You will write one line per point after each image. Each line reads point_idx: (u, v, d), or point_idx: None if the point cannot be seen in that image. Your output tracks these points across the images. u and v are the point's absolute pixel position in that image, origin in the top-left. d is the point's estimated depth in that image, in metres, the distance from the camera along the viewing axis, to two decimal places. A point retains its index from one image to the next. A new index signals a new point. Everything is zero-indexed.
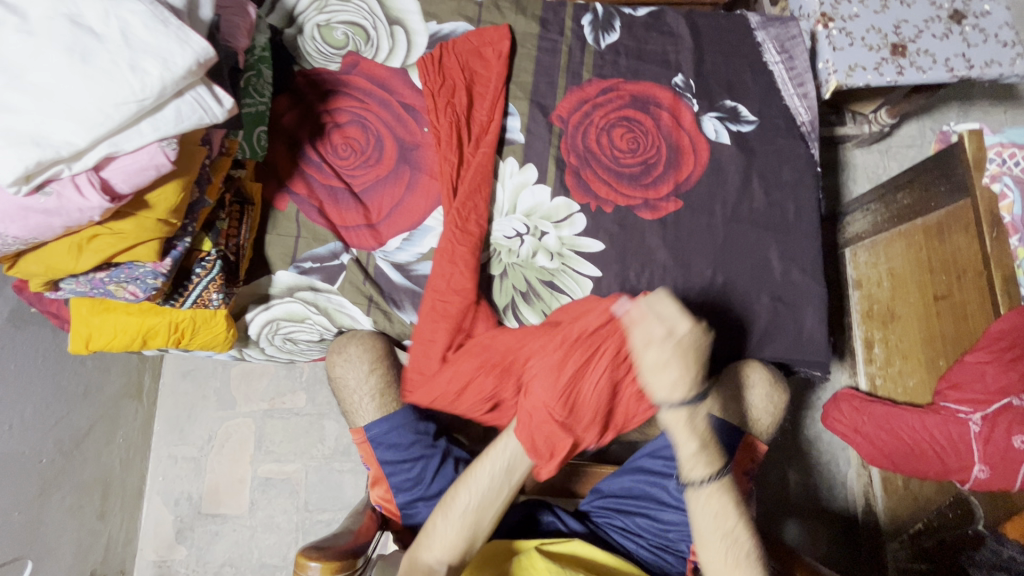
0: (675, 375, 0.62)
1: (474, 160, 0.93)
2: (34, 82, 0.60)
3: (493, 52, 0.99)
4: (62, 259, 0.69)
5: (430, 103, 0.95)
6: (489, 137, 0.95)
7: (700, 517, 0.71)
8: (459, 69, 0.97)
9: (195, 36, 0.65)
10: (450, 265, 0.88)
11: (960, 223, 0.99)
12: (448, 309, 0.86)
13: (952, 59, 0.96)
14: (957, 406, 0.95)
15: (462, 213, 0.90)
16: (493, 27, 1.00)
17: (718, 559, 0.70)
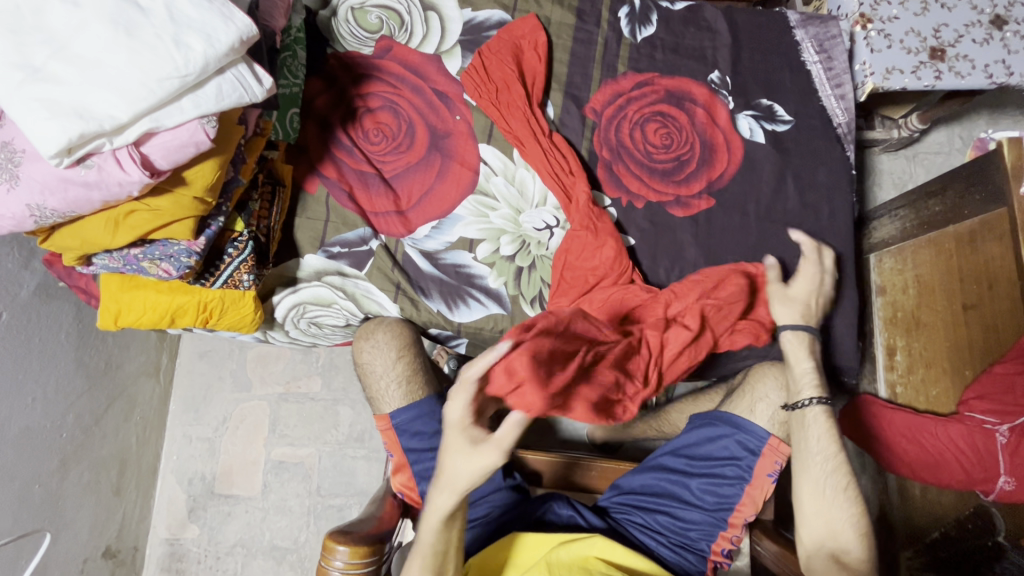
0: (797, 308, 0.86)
1: (559, 155, 0.92)
2: (80, 55, 0.60)
3: (529, 44, 0.98)
4: (99, 233, 0.69)
5: (483, 97, 0.94)
6: (556, 136, 0.94)
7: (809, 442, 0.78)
8: (501, 58, 0.95)
9: (239, 14, 0.66)
10: (595, 240, 0.88)
11: (995, 231, 0.98)
12: (593, 273, 0.88)
13: (993, 65, 0.94)
14: (982, 416, 0.95)
15: (571, 190, 0.91)
16: (522, 19, 0.98)
17: (823, 503, 0.75)
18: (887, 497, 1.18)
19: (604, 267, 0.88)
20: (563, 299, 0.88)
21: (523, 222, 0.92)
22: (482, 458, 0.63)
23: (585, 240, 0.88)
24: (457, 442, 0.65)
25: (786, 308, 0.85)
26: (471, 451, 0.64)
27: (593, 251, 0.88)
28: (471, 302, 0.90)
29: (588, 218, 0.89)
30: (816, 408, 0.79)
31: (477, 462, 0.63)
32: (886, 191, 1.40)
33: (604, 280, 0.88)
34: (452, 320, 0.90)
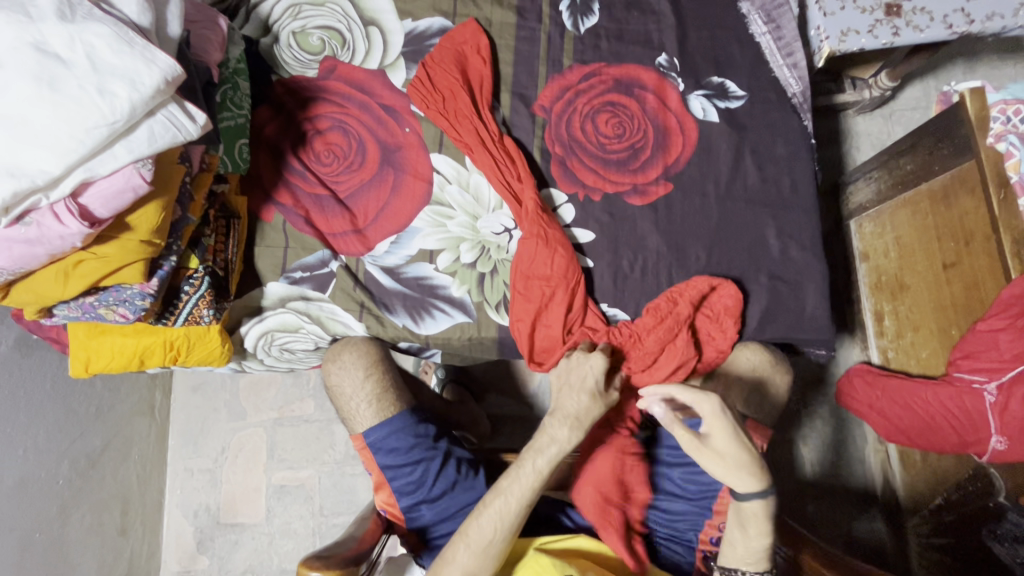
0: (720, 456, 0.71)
1: (507, 161, 0.91)
2: (5, 114, 0.60)
3: (471, 48, 0.97)
4: (51, 286, 0.70)
5: (427, 108, 0.93)
6: (507, 141, 0.93)
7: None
8: (445, 66, 0.95)
9: (161, 54, 0.65)
10: (546, 249, 0.86)
11: (968, 184, 0.95)
12: (547, 291, 0.87)
13: (950, 15, 0.92)
14: (971, 376, 0.92)
15: (519, 195, 0.90)
16: (462, 25, 0.98)
17: None
18: (889, 464, 1.16)
19: (556, 276, 0.87)
20: (523, 322, 0.87)
21: (481, 228, 0.92)
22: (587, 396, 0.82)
23: (536, 247, 0.87)
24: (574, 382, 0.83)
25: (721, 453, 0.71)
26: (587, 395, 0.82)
27: (545, 259, 0.86)
28: (436, 314, 0.90)
29: (539, 223, 0.88)
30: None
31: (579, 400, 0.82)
32: (864, 153, 1.36)
33: (558, 290, 0.87)
34: (419, 332, 0.90)
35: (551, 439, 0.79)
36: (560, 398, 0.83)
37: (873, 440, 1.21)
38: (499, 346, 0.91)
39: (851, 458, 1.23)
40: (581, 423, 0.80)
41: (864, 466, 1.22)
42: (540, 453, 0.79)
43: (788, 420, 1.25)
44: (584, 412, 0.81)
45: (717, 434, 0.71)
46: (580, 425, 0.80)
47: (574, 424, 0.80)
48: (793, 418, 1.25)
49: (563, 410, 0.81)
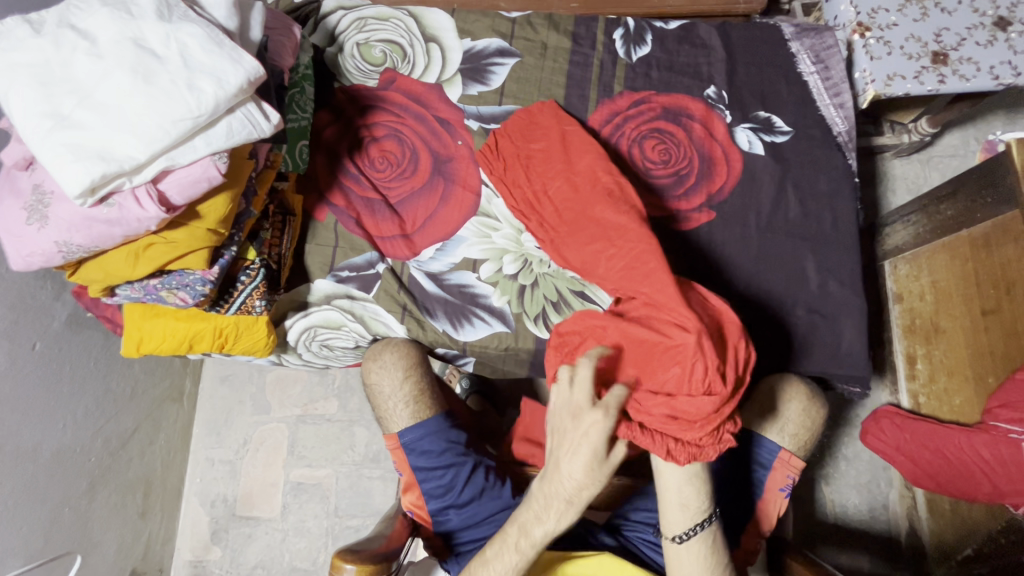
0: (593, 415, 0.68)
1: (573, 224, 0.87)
2: (101, 102, 0.64)
3: (545, 128, 0.97)
4: (121, 266, 0.74)
5: (492, 132, 0.97)
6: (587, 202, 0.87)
7: (686, 559, 0.74)
8: (514, 149, 0.96)
9: (247, 56, 0.69)
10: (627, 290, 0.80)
11: (1011, 233, 0.94)
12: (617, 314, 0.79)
13: (997, 67, 0.93)
14: (1009, 426, 0.90)
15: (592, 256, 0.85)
16: (539, 104, 0.99)
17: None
18: (915, 512, 1.15)
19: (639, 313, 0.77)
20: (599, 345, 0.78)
21: (525, 242, 0.94)
22: (580, 453, 0.68)
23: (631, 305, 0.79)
24: (578, 439, 0.68)
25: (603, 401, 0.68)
26: (577, 452, 0.68)
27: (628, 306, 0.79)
28: (475, 321, 0.92)
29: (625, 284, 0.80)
30: (700, 530, 0.74)
31: (573, 452, 0.69)
32: (901, 196, 1.36)
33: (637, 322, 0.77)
34: (457, 338, 0.92)
35: (539, 518, 0.72)
36: (557, 470, 0.71)
37: (899, 485, 1.19)
38: (533, 358, 0.92)
39: (875, 502, 1.21)
40: (575, 506, 0.71)
41: (888, 512, 1.20)
42: (528, 537, 0.73)
43: (813, 457, 1.24)
44: (577, 492, 0.70)
45: (602, 402, 0.68)
46: (575, 507, 0.71)
47: (566, 507, 0.71)
48: (818, 455, 1.24)
49: (561, 494, 0.71)
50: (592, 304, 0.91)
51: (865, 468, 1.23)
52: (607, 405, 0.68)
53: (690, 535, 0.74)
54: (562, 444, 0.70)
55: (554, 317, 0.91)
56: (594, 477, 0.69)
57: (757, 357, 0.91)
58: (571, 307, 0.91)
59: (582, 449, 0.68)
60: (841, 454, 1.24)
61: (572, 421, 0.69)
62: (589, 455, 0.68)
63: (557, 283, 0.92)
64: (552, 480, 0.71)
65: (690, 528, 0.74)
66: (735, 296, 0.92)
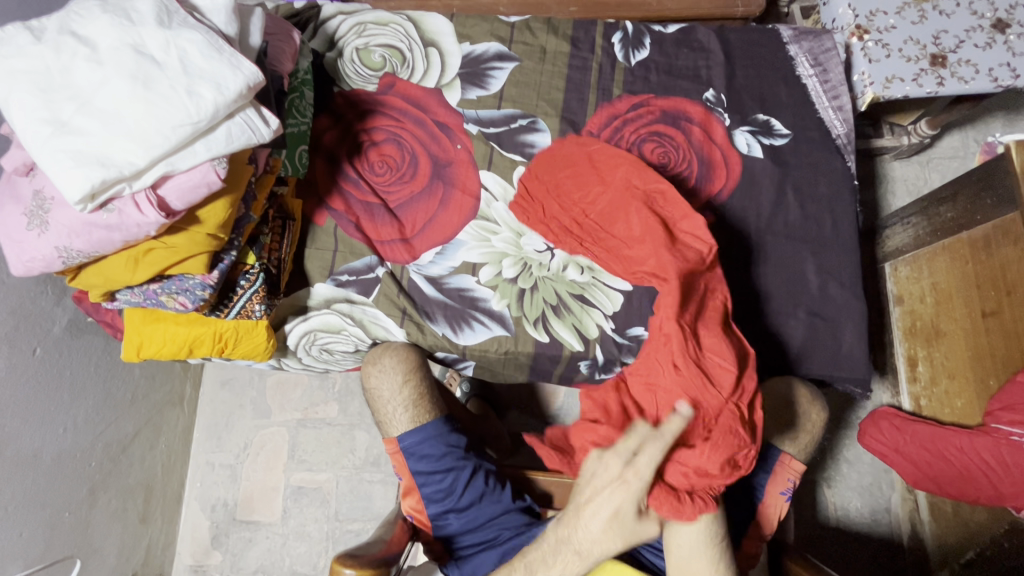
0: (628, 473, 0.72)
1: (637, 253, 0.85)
2: (100, 109, 0.65)
3: (565, 157, 0.96)
4: (121, 271, 0.74)
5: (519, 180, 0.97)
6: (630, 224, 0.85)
7: (683, 539, 0.74)
8: (544, 188, 0.95)
9: (246, 62, 0.69)
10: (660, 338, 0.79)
11: (1011, 235, 0.94)
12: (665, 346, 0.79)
13: (996, 68, 0.93)
14: (1010, 428, 0.90)
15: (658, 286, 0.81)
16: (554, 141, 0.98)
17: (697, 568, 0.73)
18: (918, 515, 1.15)
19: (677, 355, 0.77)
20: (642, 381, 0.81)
21: (524, 245, 0.94)
22: (607, 505, 0.72)
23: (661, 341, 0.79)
24: (609, 492, 0.72)
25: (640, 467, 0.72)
26: (605, 504, 0.72)
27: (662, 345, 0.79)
28: (475, 325, 0.92)
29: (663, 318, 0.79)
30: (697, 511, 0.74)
31: (600, 504, 0.72)
32: (901, 198, 1.36)
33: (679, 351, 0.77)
34: (457, 342, 0.92)
35: (545, 563, 0.74)
36: (575, 524, 0.73)
37: (901, 487, 1.19)
38: (533, 362, 0.92)
39: (877, 505, 1.21)
40: (586, 559, 0.72)
41: (891, 515, 1.20)
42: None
43: (813, 459, 1.24)
44: (593, 548, 0.72)
45: (637, 462, 0.72)
46: (586, 563, 0.72)
47: (576, 559, 0.73)
48: (820, 458, 1.24)
49: (573, 543, 0.73)
50: (591, 308, 0.91)
51: (867, 471, 1.22)
52: (643, 464, 0.72)
53: (688, 515, 0.74)
54: (587, 497, 0.74)
55: (553, 320, 0.92)
56: (613, 535, 0.72)
57: (757, 360, 0.91)
58: (571, 310, 0.91)
59: (610, 503, 0.72)
60: (842, 456, 1.24)
61: (605, 476, 0.73)
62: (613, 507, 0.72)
63: (557, 287, 0.92)
64: (571, 532, 0.73)
65: (687, 508, 0.74)
66: (734, 299, 0.92)
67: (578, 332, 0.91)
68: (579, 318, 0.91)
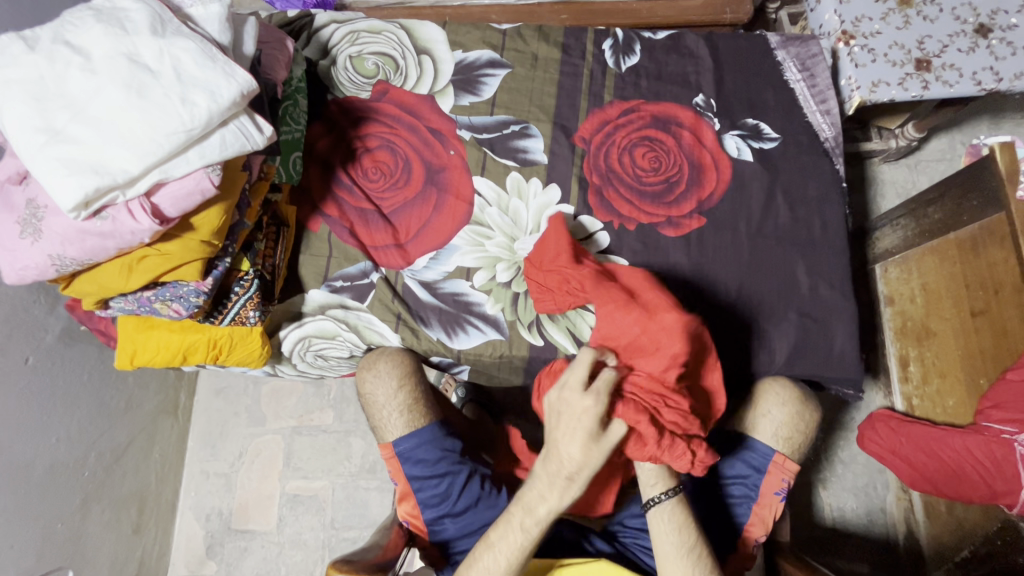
0: (588, 402, 0.70)
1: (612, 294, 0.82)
2: (94, 117, 0.65)
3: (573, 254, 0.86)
4: (114, 279, 0.74)
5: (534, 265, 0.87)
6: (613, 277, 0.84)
7: (660, 528, 0.77)
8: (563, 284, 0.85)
9: (240, 70, 0.69)
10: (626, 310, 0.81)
11: (997, 236, 0.95)
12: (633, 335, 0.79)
13: (980, 72, 0.95)
14: (1001, 426, 0.91)
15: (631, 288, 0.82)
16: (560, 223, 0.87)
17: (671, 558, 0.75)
18: (912, 515, 1.15)
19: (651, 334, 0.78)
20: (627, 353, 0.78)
21: (517, 249, 0.95)
22: (584, 424, 0.70)
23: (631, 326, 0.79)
24: (578, 413, 0.71)
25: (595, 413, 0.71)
26: (574, 426, 0.71)
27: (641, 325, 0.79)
28: (469, 329, 0.93)
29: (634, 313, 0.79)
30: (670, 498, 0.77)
31: (570, 425, 0.71)
32: (890, 200, 1.38)
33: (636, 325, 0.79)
34: (451, 347, 0.93)
35: (542, 496, 0.73)
36: (551, 446, 0.73)
37: (895, 487, 1.20)
38: (528, 366, 0.93)
39: (872, 505, 1.21)
40: (577, 482, 0.72)
41: (887, 515, 1.20)
42: (533, 514, 0.73)
43: (808, 459, 1.24)
44: (575, 468, 0.72)
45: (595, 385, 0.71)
46: (577, 482, 0.72)
47: (568, 485, 0.72)
48: (815, 459, 1.24)
49: (562, 471, 0.72)
50: (585, 311, 0.91)
51: (861, 471, 1.23)
52: (600, 382, 0.71)
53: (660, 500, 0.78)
54: (559, 427, 0.72)
55: (548, 324, 0.92)
56: (589, 453, 0.71)
57: (751, 362, 0.92)
58: (565, 314, 0.92)
59: (578, 432, 0.70)
60: (836, 457, 1.24)
61: (567, 403, 0.72)
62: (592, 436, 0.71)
63: None
64: (550, 453, 0.74)
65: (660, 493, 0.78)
66: (726, 301, 0.93)
67: (572, 335, 0.91)
68: (573, 321, 0.92)
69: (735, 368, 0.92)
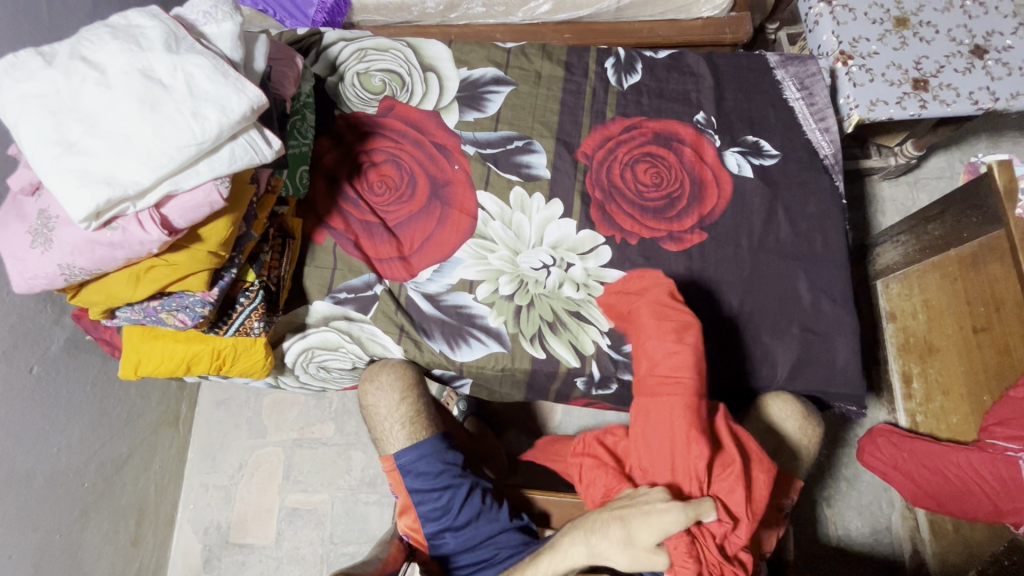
0: (665, 513, 0.67)
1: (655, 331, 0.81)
2: (108, 130, 0.67)
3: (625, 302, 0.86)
4: (122, 289, 0.75)
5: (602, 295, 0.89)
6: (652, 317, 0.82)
7: None
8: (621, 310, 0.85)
9: (251, 86, 0.71)
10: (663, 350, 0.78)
11: (997, 253, 0.95)
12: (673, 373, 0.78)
13: (976, 92, 0.96)
14: (1005, 443, 0.91)
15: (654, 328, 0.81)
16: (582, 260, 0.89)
17: None
18: (918, 534, 1.14)
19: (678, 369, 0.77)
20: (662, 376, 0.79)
21: (520, 263, 0.95)
22: (641, 527, 0.68)
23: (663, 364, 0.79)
24: (645, 516, 0.68)
25: (654, 525, 0.67)
26: (632, 518, 0.69)
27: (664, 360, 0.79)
28: (472, 342, 0.93)
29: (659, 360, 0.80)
30: None
31: (629, 515, 0.69)
32: (890, 217, 1.39)
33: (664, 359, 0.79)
34: (454, 359, 0.93)
35: (557, 544, 0.74)
36: (598, 517, 0.72)
37: (901, 506, 1.19)
38: (530, 378, 0.93)
39: (876, 523, 1.20)
40: (588, 558, 0.71)
41: (892, 534, 1.19)
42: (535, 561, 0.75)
43: (811, 475, 1.23)
44: (598, 552, 0.70)
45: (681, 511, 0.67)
46: (587, 560, 0.71)
47: (579, 550, 0.72)
48: (819, 477, 1.23)
49: (588, 540, 0.71)
50: (586, 324, 0.92)
51: (865, 488, 1.22)
52: (692, 518, 0.67)
53: None
54: (624, 507, 0.71)
55: (550, 337, 0.92)
56: (621, 558, 0.69)
57: (752, 376, 0.92)
58: (567, 327, 0.92)
59: (632, 524, 0.69)
60: (840, 474, 1.23)
61: (648, 502, 0.70)
62: (635, 541, 0.68)
63: (553, 304, 0.93)
64: (606, 552, 0.70)
65: None
66: (728, 316, 0.94)
67: (574, 348, 0.92)
68: (575, 334, 0.92)
69: (737, 383, 0.92)
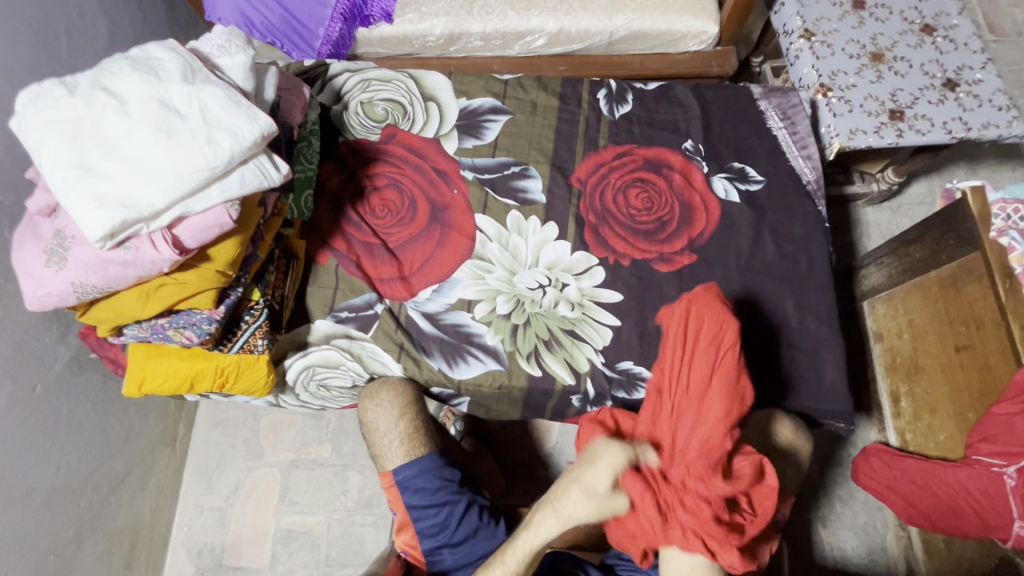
0: (599, 494, 0.69)
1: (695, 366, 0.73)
2: (125, 155, 0.70)
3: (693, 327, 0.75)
4: (131, 307, 0.78)
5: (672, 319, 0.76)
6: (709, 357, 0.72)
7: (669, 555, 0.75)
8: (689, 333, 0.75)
9: (262, 114, 0.75)
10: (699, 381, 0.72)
11: (975, 274, 0.99)
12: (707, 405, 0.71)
13: (950, 122, 1.02)
14: (990, 459, 0.92)
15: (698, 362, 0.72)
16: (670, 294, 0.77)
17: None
18: (912, 553, 1.16)
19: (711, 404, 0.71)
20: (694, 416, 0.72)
21: (517, 283, 0.98)
22: (581, 506, 0.71)
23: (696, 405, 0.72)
24: (586, 499, 0.70)
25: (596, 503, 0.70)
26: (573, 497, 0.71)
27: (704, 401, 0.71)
28: (470, 359, 0.95)
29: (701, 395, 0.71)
30: None
31: (572, 495, 0.72)
32: (874, 241, 1.43)
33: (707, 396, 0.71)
34: (452, 377, 0.95)
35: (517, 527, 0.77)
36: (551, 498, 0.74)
37: (894, 525, 1.20)
38: (526, 396, 0.95)
39: (871, 543, 1.20)
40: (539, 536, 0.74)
41: (887, 554, 1.19)
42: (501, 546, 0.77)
43: (805, 495, 1.24)
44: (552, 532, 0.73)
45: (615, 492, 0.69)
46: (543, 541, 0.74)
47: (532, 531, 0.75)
48: (813, 496, 1.24)
49: (539, 521, 0.74)
50: (581, 342, 0.95)
51: (860, 508, 1.23)
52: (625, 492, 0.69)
53: None
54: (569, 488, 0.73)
55: (546, 355, 0.95)
56: (566, 532, 0.72)
57: None
58: (562, 345, 0.95)
59: (573, 501, 0.71)
60: (835, 493, 1.24)
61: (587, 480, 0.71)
62: (578, 513, 0.71)
63: (548, 323, 0.96)
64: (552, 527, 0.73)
65: None
66: None
67: (569, 366, 0.94)
68: (570, 352, 0.95)
69: None
